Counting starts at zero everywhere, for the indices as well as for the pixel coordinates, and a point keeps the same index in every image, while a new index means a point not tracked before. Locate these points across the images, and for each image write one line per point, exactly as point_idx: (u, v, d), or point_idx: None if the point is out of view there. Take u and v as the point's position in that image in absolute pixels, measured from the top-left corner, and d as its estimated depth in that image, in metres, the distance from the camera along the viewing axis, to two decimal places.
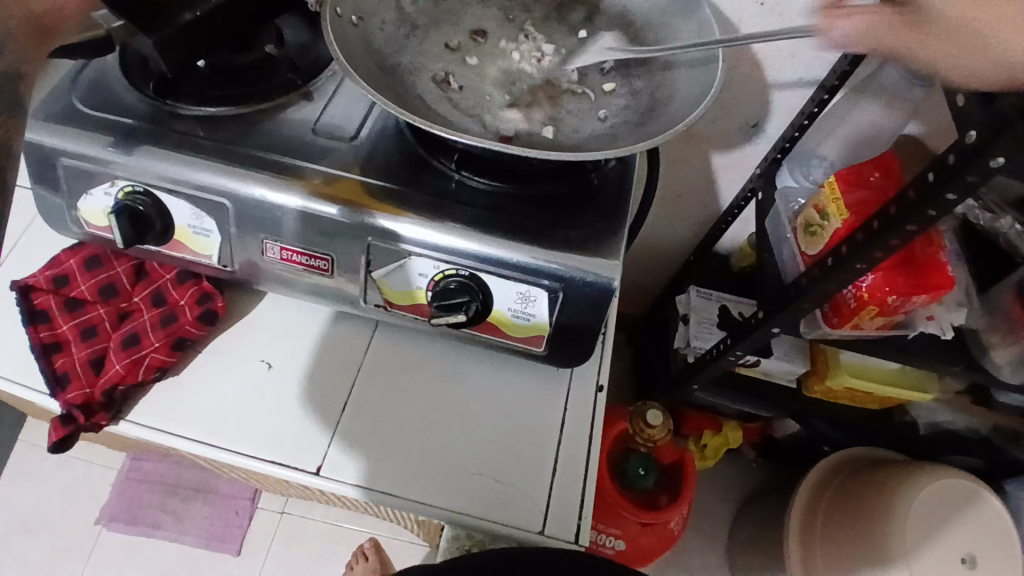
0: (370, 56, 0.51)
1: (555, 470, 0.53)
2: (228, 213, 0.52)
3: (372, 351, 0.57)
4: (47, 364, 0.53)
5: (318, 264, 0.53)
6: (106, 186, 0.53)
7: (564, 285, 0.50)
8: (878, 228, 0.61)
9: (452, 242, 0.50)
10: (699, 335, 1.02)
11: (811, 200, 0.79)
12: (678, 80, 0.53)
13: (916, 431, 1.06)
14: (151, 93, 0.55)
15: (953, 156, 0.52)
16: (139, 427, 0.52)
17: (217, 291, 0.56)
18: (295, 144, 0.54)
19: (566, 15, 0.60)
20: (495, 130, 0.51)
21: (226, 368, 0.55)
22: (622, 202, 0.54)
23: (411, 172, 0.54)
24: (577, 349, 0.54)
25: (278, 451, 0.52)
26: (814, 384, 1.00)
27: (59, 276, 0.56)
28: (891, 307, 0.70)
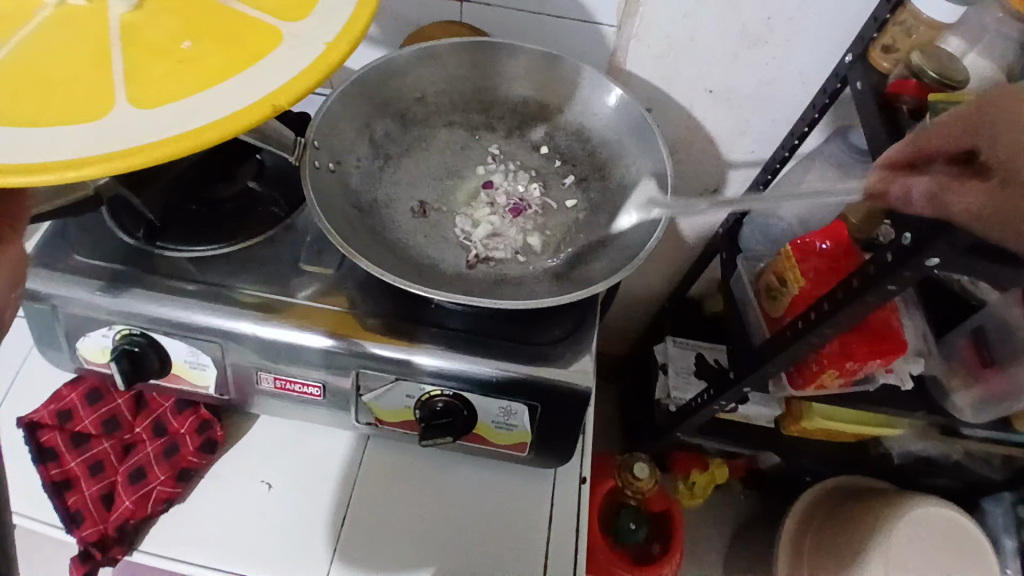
0: (347, 197, 0.55)
1: (545, 566, 0.57)
2: (222, 350, 0.55)
3: (366, 463, 0.61)
4: (60, 502, 0.55)
5: (312, 390, 0.57)
6: (105, 330, 0.56)
7: (541, 400, 0.54)
8: (829, 309, 0.67)
9: (434, 369, 0.53)
10: (679, 385, 1.07)
11: (769, 265, 0.84)
12: (633, 198, 0.58)
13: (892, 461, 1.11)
14: (140, 236, 0.58)
15: (891, 253, 0.57)
16: (152, 558, 0.55)
17: (214, 418, 0.60)
18: (281, 277, 0.58)
19: (527, 131, 0.64)
20: (467, 259, 0.56)
21: (229, 491, 0.58)
22: (590, 311, 0.59)
23: (392, 299, 0.57)
24: (558, 451, 0.58)
25: (285, 571, 0.55)
26: (791, 426, 1.04)
27: (63, 411, 0.59)
28: (850, 370, 0.74)
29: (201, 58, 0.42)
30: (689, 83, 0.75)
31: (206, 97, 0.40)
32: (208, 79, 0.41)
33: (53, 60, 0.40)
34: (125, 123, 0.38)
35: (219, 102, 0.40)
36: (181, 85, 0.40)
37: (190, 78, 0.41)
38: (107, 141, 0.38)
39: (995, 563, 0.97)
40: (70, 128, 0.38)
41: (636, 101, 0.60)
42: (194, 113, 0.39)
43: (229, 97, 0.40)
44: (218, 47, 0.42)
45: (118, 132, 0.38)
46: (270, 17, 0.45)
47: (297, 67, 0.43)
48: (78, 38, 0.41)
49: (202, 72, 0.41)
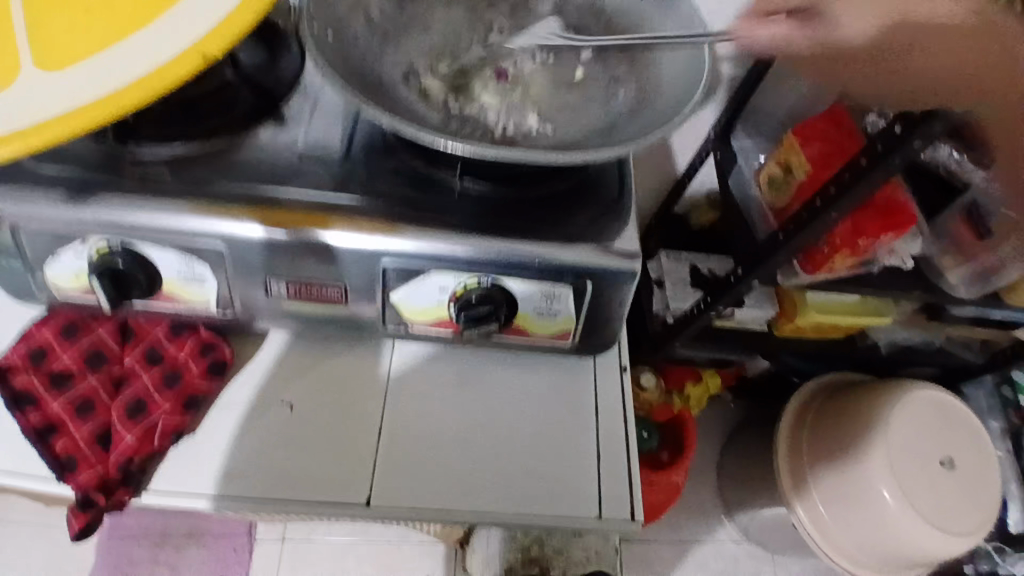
0: (352, 70, 0.49)
1: (598, 456, 0.55)
2: (225, 256, 0.48)
3: (393, 374, 0.56)
4: (47, 450, 0.48)
5: (332, 295, 0.51)
6: (76, 247, 0.48)
7: (588, 279, 0.50)
8: (850, 180, 0.63)
9: (470, 253, 0.49)
10: (675, 296, 1.06)
11: (772, 155, 0.83)
12: (661, 62, 0.54)
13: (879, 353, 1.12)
14: (108, 137, 0.50)
15: (917, 106, 0.54)
16: (167, 496, 0.48)
17: (219, 339, 0.53)
18: (281, 173, 0.51)
19: (534, 6, 0.59)
20: (494, 135, 0.50)
21: (248, 417, 0.52)
22: (625, 187, 0.56)
23: (411, 187, 0.52)
24: (602, 339, 0.55)
25: (325, 490, 0.50)
26: (783, 324, 1.06)
27: (36, 350, 0.51)
28: (861, 249, 0.73)
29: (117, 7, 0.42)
30: None
31: (123, 57, 0.41)
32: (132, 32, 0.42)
33: None
34: (40, 94, 0.41)
35: (135, 61, 0.41)
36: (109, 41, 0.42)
37: (99, 38, 0.42)
38: (56, 106, 0.40)
39: (978, 432, 1.03)
40: None
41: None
42: (109, 76, 0.41)
43: (142, 55, 0.41)
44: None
45: (35, 101, 0.40)
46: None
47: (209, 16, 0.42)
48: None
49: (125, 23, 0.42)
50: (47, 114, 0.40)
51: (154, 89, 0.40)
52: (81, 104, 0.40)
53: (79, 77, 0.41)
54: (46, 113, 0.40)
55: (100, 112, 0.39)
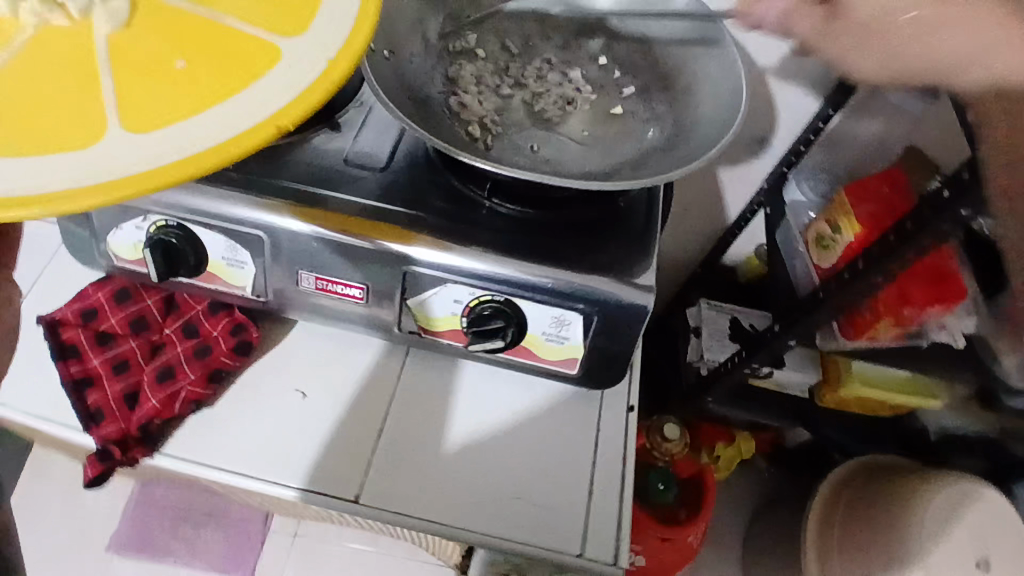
0: (401, 86, 0.52)
1: (591, 492, 0.54)
2: (264, 246, 0.52)
3: (403, 377, 0.58)
4: (81, 402, 0.52)
5: (354, 294, 0.54)
6: (139, 221, 0.53)
7: (599, 309, 0.51)
8: (895, 241, 0.61)
9: (486, 270, 0.50)
10: (711, 347, 1.03)
11: (822, 214, 0.80)
12: (701, 104, 0.55)
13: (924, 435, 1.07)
14: None
15: (967, 172, 0.52)
16: (176, 462, 0.51)
17: (250, 322, 0.57)
18: (326, 176, 0.54)
19: (585, 43, 0.62)
20: (524, 160, 0.52)
21: (263, 399, 0.55)
22: (652, 223, 0.56)
23: (441, 201, 0.54)
24: (610, 371, 0.55)
25: (318, 482, 0.52)
26: (826, 395, 0.99)
27: (87, 309, 0.56)
28: (907, 319, 0.71)
29: (185, 87, 0.39)
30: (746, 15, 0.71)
31: (208, 120, 0.38)
32: (200, 111, 0.38)
33: (36, 88, 0.38)
34: (115, 154, 0.36)
35: (221, 123, 0.38)
36: (175, 114, 0.38)
37: (182, 103, 0.38)
38: (102, 172, 0.36)
39: None
40: (56, 155, 0.36)
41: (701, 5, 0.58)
42: (196, 137, 0.37)
43: (229, 119, 0.38)
44: (203, 75, 0.40)
45: (110, 162, 0.36)
46: (261, 32, 0.42)
47: (297, 85, 0.40)
48: (67, 64, 0.39)
49: (195, 103, 0.39)
50: (86, 180, 0.35)
51: (240, 150, 0.37)
52: (129, 173, 0.35)
53: (135, 147, 0.37)
54: (85, 179, 0.35)
55: (184, 170, 0.35)
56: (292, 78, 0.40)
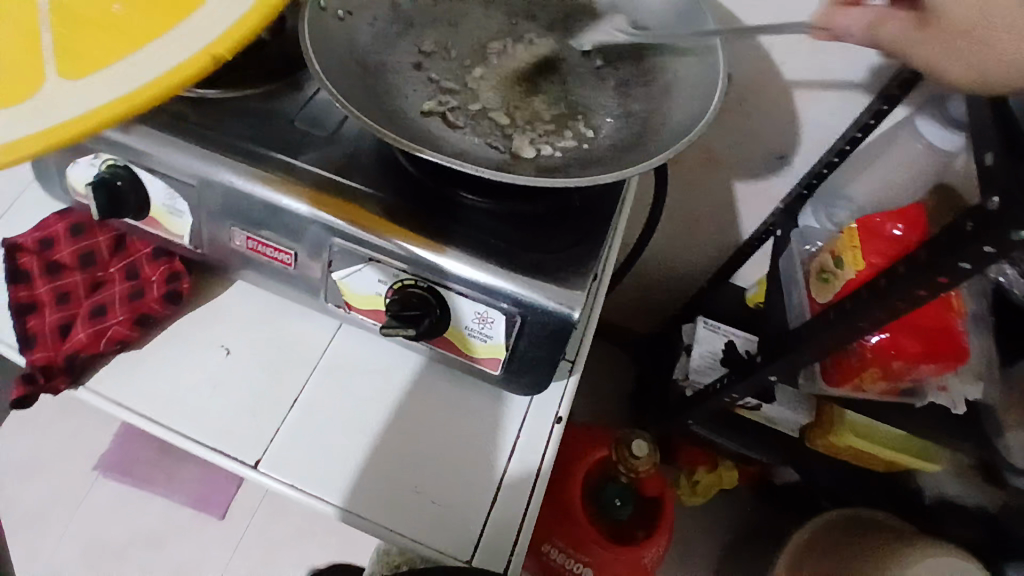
0: (351, 51, 0.49)
1: (493, 500, 0.51)
2: (196, 197, 0.51)
3: (331, 352, 0.57)
4: (20, 324, 0.54)
5: (283, 258, 0.52)
6: (91, 159, 0.53)
7: (522, 311, 0.48)
8: (883, 287, 0.54)
9: (412, 254, 0.48)
10: (699, 369, 0.97)
11: (829, 244, 0.73)
12: (675, 106, 0.50)
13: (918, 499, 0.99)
14: None
15: (970, 220, 0.45)
16: (95, 397, 0.53)
17: (185, 272, 0.57)
18: (274, 135, 0.53)
19: (572, 27, 0.57)
20: (470, 142, 0.49)
21: (190, 350, 0.56)
22: (604, 226, 0.53)
23: (386, 176, 0.52)
24: (534, 377, 0.52)
25: (223, 441, 0.52)
26: (816, 437, 0.91)
27: (46, 239, 0.57)
28: (896, 372, 0.65)
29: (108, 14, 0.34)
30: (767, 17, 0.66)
31: (144, 51, 0.33)
32: (128, 46, 0.33)
33: None
34: (55, 97, 0.33)
35: (156, 52, 0.33)
36: (101, 48, 0.33)
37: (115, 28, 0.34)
38: (35, 122, 0.33)
39: None
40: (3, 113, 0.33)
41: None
42: (130, 71, 0.33)
43: (168, 48, 0.33)
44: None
45: (52, 106, 0.33)
46: None
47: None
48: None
49: (120, 33, 0.34)
50: (20, 132, 0.33)
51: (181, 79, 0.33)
52: (58, 122, 0.33)
53: (69, 92, 0.33)
54: (20, 131, 0.33)
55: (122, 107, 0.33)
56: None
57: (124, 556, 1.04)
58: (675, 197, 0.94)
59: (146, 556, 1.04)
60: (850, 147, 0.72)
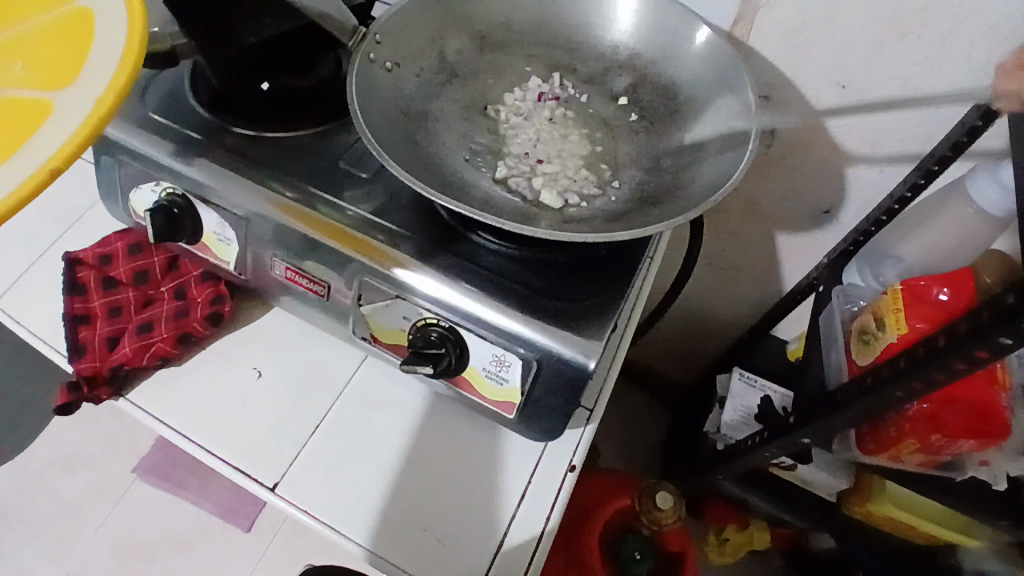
0: (395, 99, 0.52)
1: (500, 544, 0.52)
2: (243, 227, 0.55)
3: (356, 380, 0.59)
4: (73, 333, 0.58)
5: (316, 288, 0.55)
6: (153, 185, 0.57)
7: (539, 357, 0.48)
8: (922, 357, 0.52)
9: (436, 294, 0.50)
10: (732, 422, 0.94)
11: (871, 304, 0.71)
12: (706, 164, 0.50)
13: None
14: (206, 106, 0.59)
15: (1013, 297, 0.43)
16: (133, 408, 0.56)
17: (228, 295, 0.60)
18: (319, 172, 0.56)
19: (610, 80, 0.58)
20: (499, 190, 0.50)
21: (224, 369, 0.59)
22: (627, 278, 0.53)
23: (418, 215, 0.54)
24: (548, 424, 0.52)
25: (245, 460, 0.54)
26: (853, 505, 0.88)
27: (105, 255, 0.62)
28: (934, 446, 0.63)
29: (58, 51, 0.41)
30: (818, 74, 0.66)
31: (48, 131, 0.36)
32: (87, 52, 0.40)
33: None
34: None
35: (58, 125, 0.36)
36: (70, 69, 0.39)
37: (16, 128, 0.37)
38: (64, 130, 0.36)
39: None
40: None
41: (733, 52, 0.54)
42: (41, 146, 0.36)
43: (66, 117, 0.37)
44: (50, 43, 0.41)
45: None
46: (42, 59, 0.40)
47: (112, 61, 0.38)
48: None
49: (76, 53, 0.40)
50: (59, 139, 0.36)
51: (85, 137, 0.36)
52: (79, 120, 0.36)
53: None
54: (56, 144, 0.36)
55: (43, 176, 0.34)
56: (104, 61, 0.39)
57: (154, 556, 1.08)
58: (714, 244, 0.93)
59: (173, 557, 1.08)
60: (898, 206, 0.70)
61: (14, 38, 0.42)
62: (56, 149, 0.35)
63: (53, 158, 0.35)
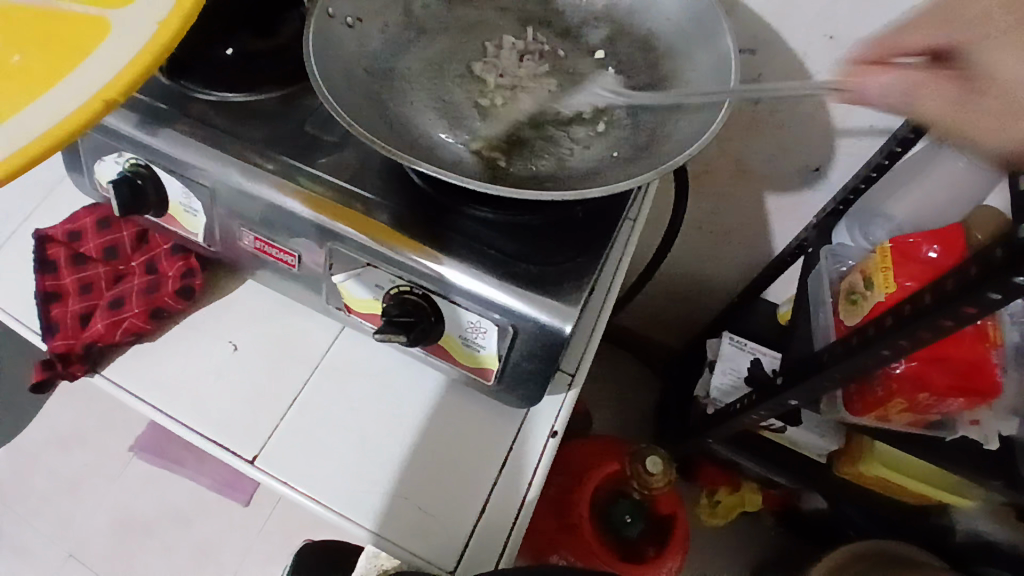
0: (360, 58, 0.50)
1: (481, 510, 0.52)
2: (209, 197, 0.53)
3: (333, 352, 0.58)
4: (45, 311, 0.57)
5: (287, 259, 0.54)
6: (116, 156, 0.55)
7: (514, 322, 0.47)
8: (909, 314, 0.50)
9: (409, 261, 0.48)
10: (722, 386, 0.94)
11: (859, 263, 0.69)
12: (684, 118, 0.48)
13: (950, 537, 0.93)
14: (166, 72, 0.56)
15: (1001, 249, 0.41)
16: (110, 384, 0.56)
17: (199, 269, 0.59)
18: (285, 138, 0.54)
19: (586, 34, 0.56)
20: (470, 152, 0.48)
21: (199, 344, 0.58)
22: (604, 240, 0.52)
23: (389, 181, 0.53)
24: (526, 390, 0.52)
25: (224, 434, 0.53)
26: (844, 466, 0.88)
27: (74, 231, 0.60)
28: (922, 404, 0.62)
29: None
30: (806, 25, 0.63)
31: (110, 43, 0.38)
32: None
33: None
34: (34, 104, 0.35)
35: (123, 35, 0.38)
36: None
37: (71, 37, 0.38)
38: (121, 56, 0.37)
39: None
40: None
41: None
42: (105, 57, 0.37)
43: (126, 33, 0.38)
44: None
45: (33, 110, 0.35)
46: None
47: None
48: None
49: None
50: (115, 67, 0.37)
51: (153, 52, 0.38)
52: (139, 50, 0.38)
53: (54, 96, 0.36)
54: (113, 71, 0.37)
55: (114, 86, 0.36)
56: None
57: (155, 532, 1.09)
58: (702, 207, 0.91)
59: (173, 531, 1.10)
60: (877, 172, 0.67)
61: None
62: (111, 79, 0.36)
63: (112, 87, 0.36)
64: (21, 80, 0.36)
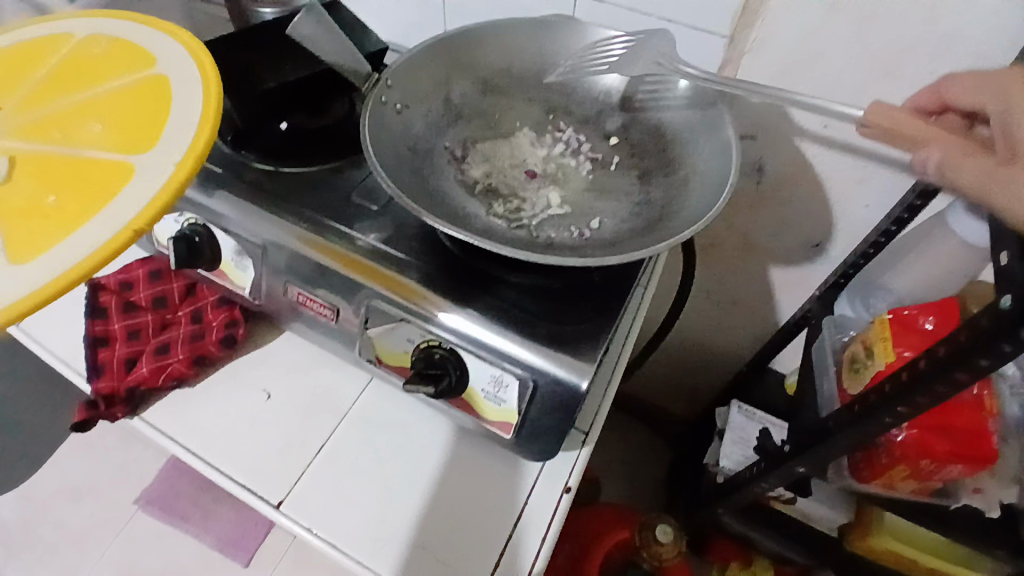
0: (405, 138, 0.56)
1: (498, 564, 0.53)
2: (259, 254, 0.58)
3: (360, 403, 0.61)
4: (92, 354, 0.61)
5: (325, 313, 0.58)
6: (176, 216, 0.61)
7: (535, 377, 0.51)
8: (907, 380, 0.53)
9: (439, 317, 0.52)
10: (731, 455, 0.95)
11: (861, 334, 0.73)
12: (691, 196, 0.54)
13: None
14: (228, 142, 0.63)
15: (985, 319, 0.45)
16: (147, 426, 0.59)
17: (242, 320, 0.63)
18: (332, 204, 0.60)
19: (604, 122, 0.63)
20: (498, 222, 0.54)
21: (235, 392, 0.61)
22: (619, 304, 0.56)
23: (423, 245, 0.58)
24: (543, 445, 0.54)
25: (252, 479, 0.56)
26: (854, 539, 0.87)
27: (126, 281, 0.66)
28: (926, 472, 0.64)
29: (137, 115, 0.47)
30: (801, 116, 0.70)
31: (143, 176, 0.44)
32: (165, 120, 0.47)
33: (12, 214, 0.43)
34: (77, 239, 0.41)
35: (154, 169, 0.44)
36: (150, 136, 0.46)
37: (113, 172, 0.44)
38: (157, 179, 0.43)
39: None
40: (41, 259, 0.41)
41: (715, 94, 0.59)
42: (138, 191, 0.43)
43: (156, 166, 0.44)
44: (128, 107, 0.48)
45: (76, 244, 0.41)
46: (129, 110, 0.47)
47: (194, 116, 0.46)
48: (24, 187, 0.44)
49: (155, 120, 0.47)
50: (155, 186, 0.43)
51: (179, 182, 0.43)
52: (163, 182, 0.43)
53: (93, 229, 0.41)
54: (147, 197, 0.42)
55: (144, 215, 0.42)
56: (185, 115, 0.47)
57: None
58: (709, 278, 0.95)
59: None
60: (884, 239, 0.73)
61: (88, 98, 0.49)
62: (151, 199, 0.42)
63: (138, 216, 0.41)
64: (62, 217, 0.42)
